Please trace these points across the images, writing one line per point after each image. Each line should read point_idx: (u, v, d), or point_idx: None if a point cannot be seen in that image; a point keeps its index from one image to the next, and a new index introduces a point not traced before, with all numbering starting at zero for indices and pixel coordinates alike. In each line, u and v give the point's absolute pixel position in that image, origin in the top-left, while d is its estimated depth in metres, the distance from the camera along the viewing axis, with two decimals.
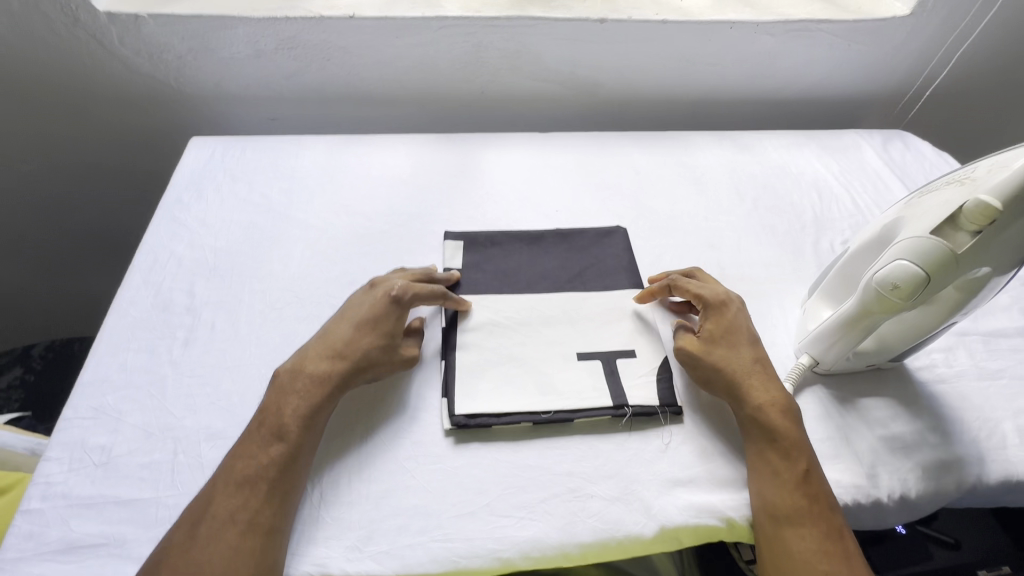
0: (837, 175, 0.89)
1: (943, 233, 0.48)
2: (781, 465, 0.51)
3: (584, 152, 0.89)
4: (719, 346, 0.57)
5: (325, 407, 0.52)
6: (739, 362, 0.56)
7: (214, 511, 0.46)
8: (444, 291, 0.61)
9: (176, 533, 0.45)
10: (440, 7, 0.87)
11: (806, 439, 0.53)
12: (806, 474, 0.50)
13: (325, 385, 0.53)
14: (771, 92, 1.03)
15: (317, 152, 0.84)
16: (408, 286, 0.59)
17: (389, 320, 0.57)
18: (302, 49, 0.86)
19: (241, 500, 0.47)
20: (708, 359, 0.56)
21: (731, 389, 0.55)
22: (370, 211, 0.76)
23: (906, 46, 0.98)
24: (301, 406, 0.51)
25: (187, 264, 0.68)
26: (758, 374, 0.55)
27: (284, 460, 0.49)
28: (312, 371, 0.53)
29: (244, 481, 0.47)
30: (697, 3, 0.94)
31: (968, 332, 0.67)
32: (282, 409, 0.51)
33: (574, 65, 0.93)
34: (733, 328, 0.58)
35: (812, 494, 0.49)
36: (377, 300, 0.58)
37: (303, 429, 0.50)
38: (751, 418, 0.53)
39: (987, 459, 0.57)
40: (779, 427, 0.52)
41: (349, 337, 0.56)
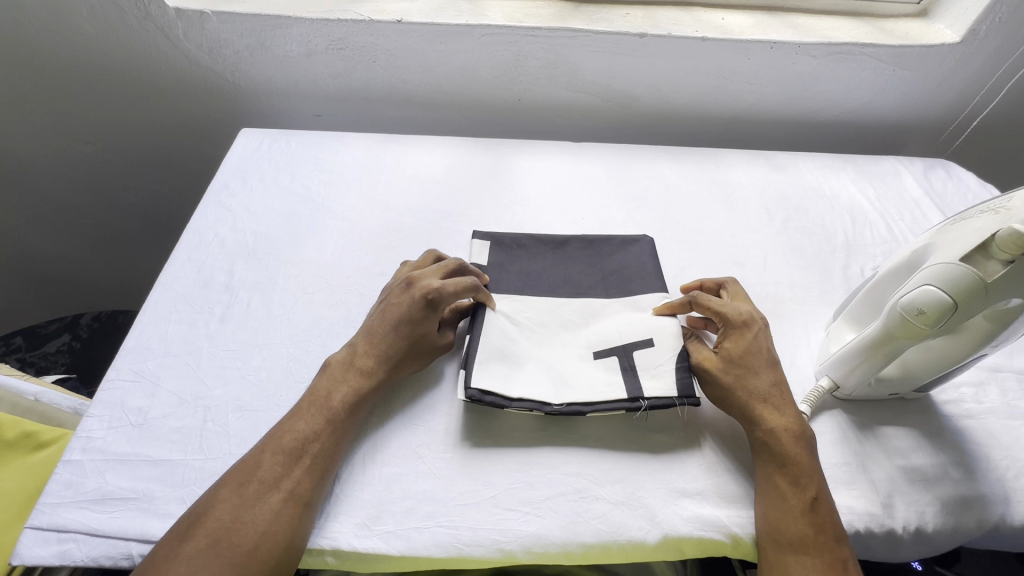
0: (873, 201, 0.88)
1: (973, 261, 0.48)
2: (791, 490, 0.50)
3: (615, 163, 0.90)
4: (737, 367, 0.56)
5: (369, 400, 0.55)
6: (754, 385, 0.55)
7: (260, 475, 0.48)
8: (474, 285, 0.61)
9: (222, 489, 0.47)
10: (485, 15, 0.90)
11: (819, 468, 0.52)
12: (816, 502, 0.49)
13: (371, 378, 0.55)
14: (808, 115, 1.02)
15: (357, 148, 0.88)
16: (443, 291, 0.58)
17: (428, 322, 0.58)
18: (350, 50, 0.90)
19: (284, 469, 0.49)
20: (721, 379, 0.56)
21: (744, 411, 0.54)
22: (403, 207, 0.79)
23: (954, 74, 0.96)
24: (350, 394, 0.54)
25: (229, 246, 0.72)
26: (775, 399, 0.54)
27: (322, 439, 0.51)
28: (361, 365, 0.56)
29: (284, 451, 0.50)
30: (739, 22, 0.94)
31: (1001, 369, 0.65)
32: (331, 393, 0.54)
33: (611, 79, 0.95)
34: (759, 352, 0.57)
35: (818, 523, 0.48)
36: (416, 309, 0.58)
37: (343, 415, 0.53)
38: (763, 440, 0.53)
39: (1012, 500, 0.55)
40: (793, 452, 0.52)
41: (388, 340, 0.57)
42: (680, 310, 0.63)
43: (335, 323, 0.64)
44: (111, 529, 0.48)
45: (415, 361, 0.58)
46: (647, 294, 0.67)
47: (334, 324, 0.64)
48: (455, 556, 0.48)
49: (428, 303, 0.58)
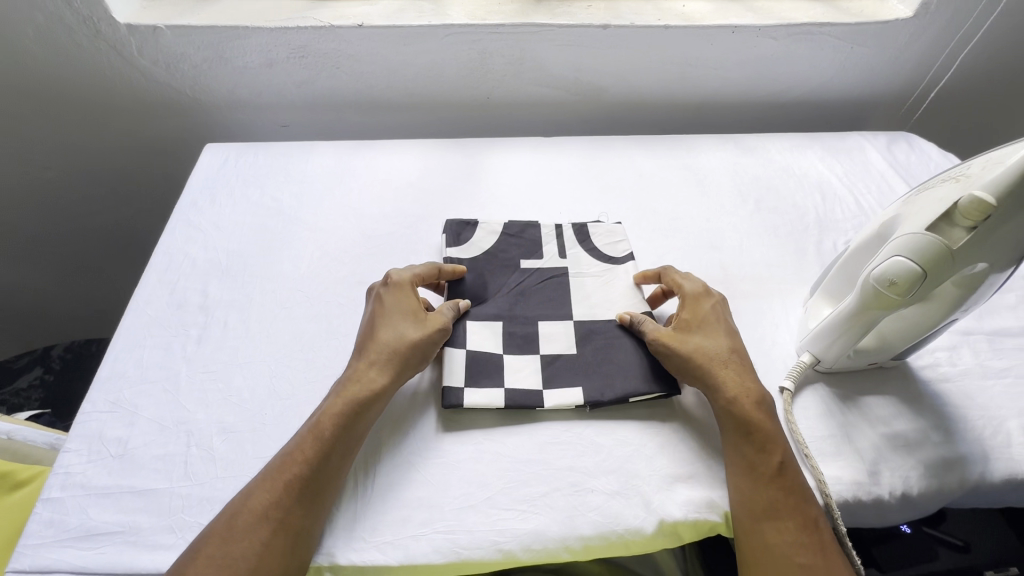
0: (841, 176, 0.90)
1: (938, 230, 0.48)
2: (757, 457, 0.52)
3: (588, 155, 0.90)
4: (695, 332, 0.59)
5: (359, 412, 0.53)
6: (713, 349, 0.58)
7: (250, 507, 0.47)
8: (437, 266, 0.65)
9: (216, 523, 0.47)
10: (448, 15, 0.89)
11: (780, 431, 0.54)
12: (783, 466, 0.51)
13: (357, 384, 0.54)
14: (773, 95, 1.04)
15: (326, 156, 0.86)
16: (401, 275, 0.62)
17: (392, 301, 0.60)
18: (313, 58, 0.89)
19: (273, 499, 0.48)
20: (684, 347, 0.58)
21: (703, 376, 0.56)
22: (377, 213, 0.78)
23: (911, 47, 0.99)
24: (337, 407, 0.52)
25: (201, 265, 0.70)
26: (735, 366, 0.57)
27: (317, 455, 0.50)
28: (350, 373, 0.55)
29: (275, 480, 0.49)
30: (699, 8, 0.95)
31: (973, 332, 0.69)
32: (321, 411, 0.53)
33: (578, 71, 0.95)
34: (712, 312, 0.61)
35: (789, 487, 0.50)
36: (388, 302, 0.60)
37: (340, 432, 0.51)
38: (725, 409, 0.54)
39: (991, 457, 0.57)
40: (755, 417, 0.53)
41: (373, 339, 0.57)
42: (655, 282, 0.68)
43: (317, 337, 0.63)
44: (99, 565, 0.47)
45: (423, 329, 0.58)
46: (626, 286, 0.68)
47: (316, 337, 0.63)
48: (456, 561, 0.48)
49: (403, 288, 0.61)
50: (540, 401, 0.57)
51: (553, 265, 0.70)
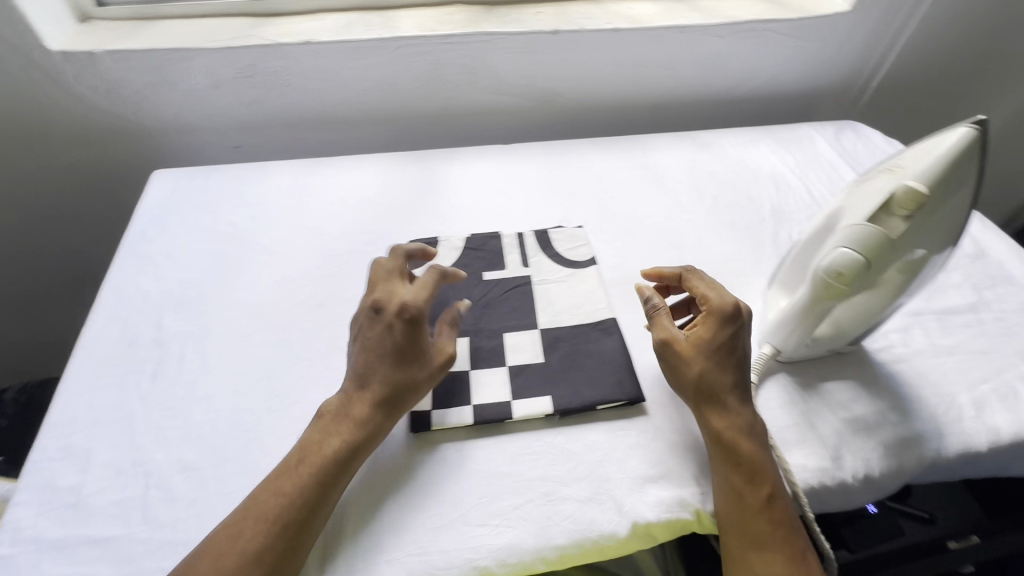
0: (793, 167, 0.93)
1: (877, 220, 0.49)
2: (746, 488, 0.51)
3: (547, 162, 0.91)
4: (711, 355, 0.55)
5: (357, 453, 0.52)
6: (721, 376, 0.55)
7: (241, 545, 0.45)
8: (441, 270, 0.60)
9: (200, 556, 0.45)
10: (397, 28, 0.89)
11: (771, 460, 0.53)
12: (772, 498, 0.50)
13: (359, 423, 0.52)
14: (724, 92, 1.06)
15: (281, 177, 0.85)
16: (417, 303, 0.55)
17: (401, 340, 0.54)
18: (261, 77, 0.88)
19: (265, 540, 0.46)
20: (692, 368, 0.55)
21: (704, 398, 0.55)
22: (336, 232, 0.77)
23: (850, 40, 1.02)
24: (340, 445, 0.51)
25: (153, 298, 0.68)
26: (732, 396, 0.54)
27: (311, 497, 0.48)
28: (351, 409, 0.53)
29: (266, 522, 0.46)
30: (647, 10, 0.97)
31: (922, 312, 0.71)
32: (324, 445, 0.51)
33: (532, 78, 0.96)
34: (731, 340, 0.56)
35: (776, 519, 0.50)
36: (399, 340, 0.54)
37: (338, 473, 0.50)
38: (716, 437, 0.53)
39: (945, 432, 0.59)
40: (744, 448, 0.52)
41: (376, 374, 0.54)
42: (673, 281, 0.63)
43: (279, 364, 0.61)
44: None
45: (430, 371, 0.55)
46: (587, 292, 0.69)
47: (278, 365, 0.61)
48: None
49: (417, 321, 0.55)
50: (508, 412, 0.57)
51: (516, 275, 0.71)
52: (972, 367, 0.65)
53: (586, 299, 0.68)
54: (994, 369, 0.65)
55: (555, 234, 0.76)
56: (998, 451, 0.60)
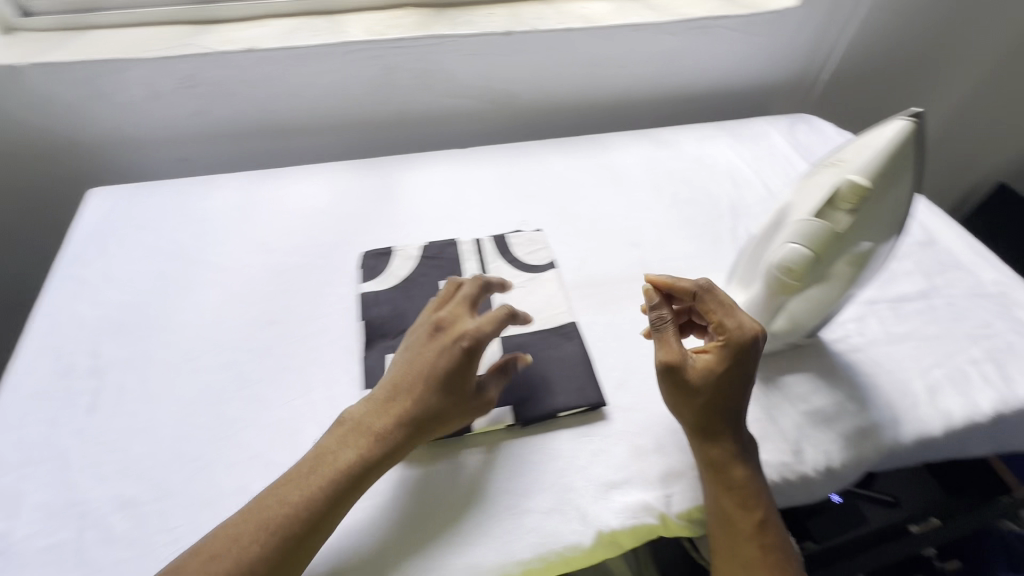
0: (749, 162, 0.93)
1: (822, 214, 0.49)
2: (738, 514, 0.51)
3: (506, 164, 0.89)
4: (718, 390, 0.52)
5: (370, 471, 0.49)
6: (724, 407, 0.52)
7: (236, 552, 0.44)
8: (510, 310, 0.56)
9: (190, 557, 0.44)
10: (345, 32, 0.86)
11: (763, 485, 0.53)
12: (763, 524, 0.51)
13: (378, 438, 0.50)
14: (681, 89, 1.06)
15: (229, 190, 0.81)
16: (480, 334, 0.53)
17: (447, 368, 0.52)
18: (203, 87, 0.84)
19: (262, 549, 0.44)
20: (697, 398, 0.52)
21: (704, 425, 0.53)
22: (287, 245, 0.74)
23: (800, 34, 1.04)
24: (355, 458, 0.49)
25: (90, 324, 0.64)
26: (731, 424, 0.53)
27: (315, 510, 0.46)
28: (372, 421, 0.51)
29: (265, 529, 0.45)
30: (599, 9, 0.96)
31: (876, 301, 0.73)
32: (340, 454, 0.49)
33: (488, 80, 0.94)
34: (739, 373, 0.52)
35: (766, 545, 0.50)
36: (443, 368, 0.52)
37: (346, 489, 0.48)
38: (708, 460, 0.52)
39: (902, 420, 0.60)
40: (739, 476, 0.52)
41: (411, 394, 0.52)
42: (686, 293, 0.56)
43: (226, 388, 0.59)
44: None
45: (466, 405, 0.53)
46: (547, 296, 0.68)
47: (226, 389, 0.58)
48: None
49: (472, 351, 0.53)
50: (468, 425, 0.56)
51: None
52: (925, 353, 0.67)
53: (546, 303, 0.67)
54: (946, 354, 0.67)
55: (513, 239, 0.75)
56: (951, 434, 0.61)
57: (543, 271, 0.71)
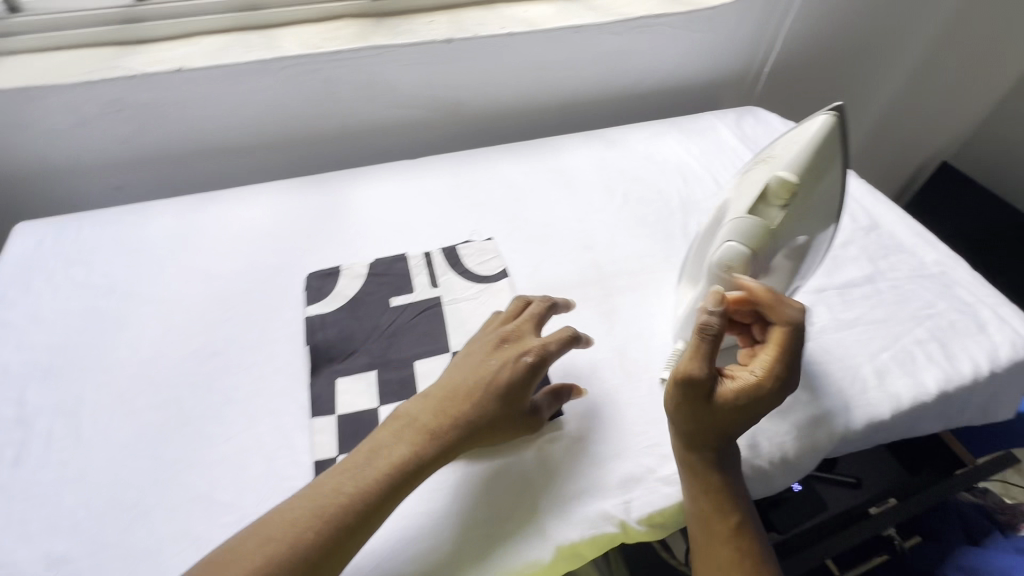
0: (698, 157, 0.94)
1: (757, 211, 0.50)
2: (716, 516, 0.50)
3: (456, 173, 0.88)
4: (730, 417, 0.50)
5: (423, 469, 0.49)
6: (727, 424, 0.50)
7: (285, 537, 0.43)
8: (576, 333, 0.58)
9: (234, 543, 0.44)
10: (280, 46, 0.84)
11: (741, 486, 0.52)
12: (740, 525, 0.50)
13: (434, 438, 0.50)
14: (630, 87, 1.07)
15: (166, 217, 0.78)
16: (546, 351, 0.55)
17: (509, 380, 0.54)
18: (132, 111, 0.81)
19: (312, 535, 0.44)
20: (708, 417, 0.49)
21: (695, 435, 0.50)
22: (229, 271, 0.71)
23: (741, 29, 1.05)
24: (410, 455, 0.49)
25: (16, 370, 0.60)
26: (720, 432, 0.50)
27: (371, 501, 0.46)
28: (430, 419, 0.51)
29: (322, 516, 0.45)
30: (541, 12, 0.96)
31: (825, 288, 0.74)
32: (395, 448, 0.49)
33: (433, 88, 0.93)
34: (748, 414, 0.50)
35: (744, 546, 0.50)
36: (505, 381, 0.54)
37: (396, 486, 0.48)
38: (686, 462, 0.51)
39: (853, 406, 0.61)
40: (717, 480, 0.51)
41: (473, 398, 0.52)
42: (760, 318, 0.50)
43: (166, 427, 0.56)
44: None
45: (518, 420, 0.54)
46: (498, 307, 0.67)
47: (165, 428, 0.56)
48: None
49: (535, 367, 0.55)
50: None
51: (424, 298, 0.68)
52: (873, 337, 0.68)
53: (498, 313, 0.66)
54: (893, 336, 0.68)
55: (463, 250, 0.73)
56: (900, 415, 0.62)
57: (495, 281, 0.70)
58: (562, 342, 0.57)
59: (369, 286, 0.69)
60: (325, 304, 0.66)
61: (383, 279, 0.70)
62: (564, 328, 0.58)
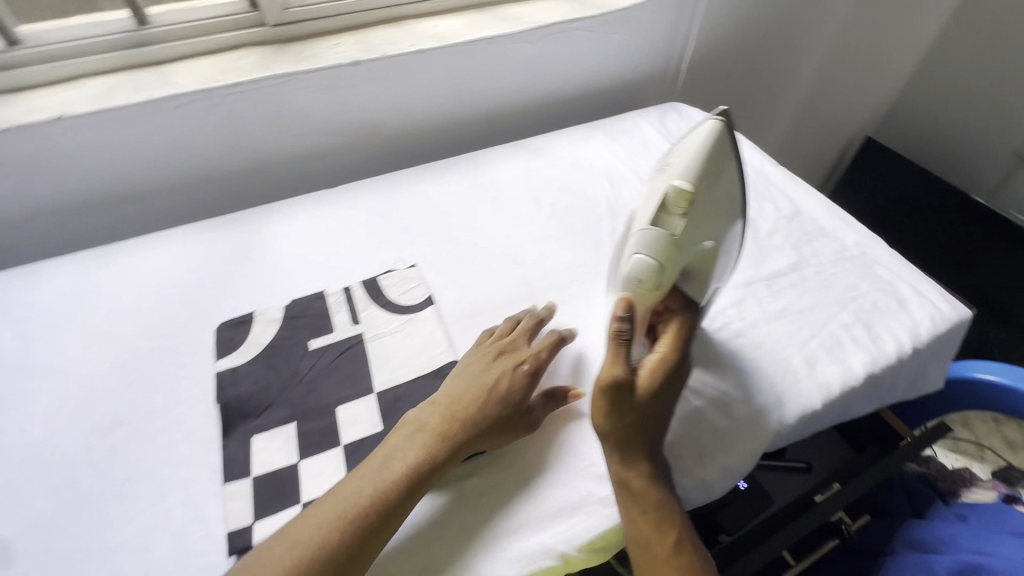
0: (624, 158, 0.94)
1: (660, 222, 0.49)
2: (653, 535, 0.47)
3: (378, 198, 0.85)
4: (648, 419, 0.50)
5: (435, 472, 0.50)
6: (644, 430, 0.49)
7: (309, 542, 0.45)
8: (563, 337, 0.61)
9: (260, 552, 0.45)
10: (174, 83, 0.79)
11: (674, 500, 0.49)
12: (679, 543, 0.47)
13: (444, 441, 0.51)
14: (553, 93, 1.06)
15: (60, 277, 0.72)
16: (539, 360, 0.58)
17: (510, 384, 0.55)
18: (12, 166, 0.74)
19: (335, 537, 0.45)
20: (629, 422, 0.49)
21: (624, 446, 0.49)
22: (133, 329, 0.66)
23: (656, 27, 1.06)
24: (422, 458, 0.50)
25: None
26: (641, 443, 0.49)
27: (389, 502, 0.47)
28: (437, 424, 0.53)
29: (346, 518, 0.46)
30: (452, 26, 0.94)
31: (753, 281, 0.74)
32: (408, 452, 0.50)
33: (347, 111, 0.90)
34: (669, 393, 0.51)
35: (686, 566, 0.47)
36: (503, 386, 0.55)
37: (412, 488, 0.49)
38: (619, 480, 0.49)
39: (785, 400, 0.61)
40: (649, 496, 0.48)
41: (477, 401, 0.54)
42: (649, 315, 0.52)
43: (60, 514, 0.51)
44: None
45: (524, 420, 0.55)
46: (423, 338, 0.64)
47: (59, 516, 0.51)
48: None
49: (532, 373, 0.57)
50: None
51: (345, 337, 0.65)
52: (801, 326, 0.68)
53: (423, 346, 0.64)
54: (819, 323, 0.69)
55: (385, 282, 0.71)
56: (831, 404, 0.62)
57: (419, 310, 0.68)
58: (553, 348, 0.60)
59: (286, 331, 0.65)
60: (237, 356, 0.62)
61: (300, 322, 0.66)
62: (552, 335, 0.61)
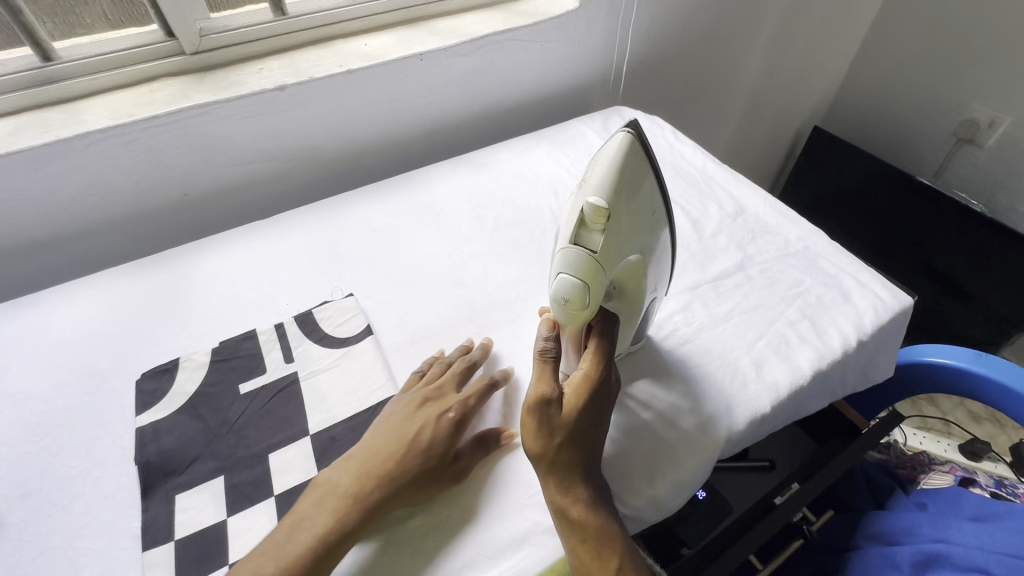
0: (568, 166, 0.93)
1: (581, 239, 0.47)
2: (595, 564, 0.45)
3: (313, 225, 0.81)
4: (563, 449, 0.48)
5: (346, 538, 0.47)
6: (558, 460, 0.48)
7: None
8: (493, 378, 0.59)
9: None
10: (84, 120, 0.75)
11: (614, 523, 0.47)
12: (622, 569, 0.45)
13: (354, 504, 0.48)
14: (494, 104, 1.04)
15: None
16: (466, 406, 0.56)
17: (433, 436, 0.53)
18: None
19: None
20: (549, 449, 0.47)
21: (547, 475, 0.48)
22: (47, 387, 0.62)
23: (592, 33, 1.05)
24: (333, 523, 0.47)
25: None
26: (561, 474, 0.47)
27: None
28: (348, 484, 0.49)
29: None
30: (382, 44, 0.91)
31: (699, 284, 0.73)
32: (315, 519, 0.47)
33: (276, 137, 0.86)
34: (596, 410, 0.49)
35: None
36: (424, 438, 0.53)
37: (321, 558, 0.45)
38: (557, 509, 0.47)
39: (733, 406, 0.60)
40: (585, 522, 0.46)
41: (393, 456, 0.51)
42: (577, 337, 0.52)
43: None
44: None
45: (445, 474, 0.52)
46: (361, 372, 0.62)
47: None
48: None
49: (457, 422, 0.55)
50: None
51: (278, 377, 0.62)
52: (747, 327, 0.68)
53: (361, 380, 0.61)
54: (766, 323, 0.68)
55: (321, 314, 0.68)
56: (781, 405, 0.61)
57: (357, 342, 0.65)
58: (480, 393, 0.58)
59: (215, 375, 0.62)
60: (161, 407, 0.59)
61: (230, 364, 0.63)
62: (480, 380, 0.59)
